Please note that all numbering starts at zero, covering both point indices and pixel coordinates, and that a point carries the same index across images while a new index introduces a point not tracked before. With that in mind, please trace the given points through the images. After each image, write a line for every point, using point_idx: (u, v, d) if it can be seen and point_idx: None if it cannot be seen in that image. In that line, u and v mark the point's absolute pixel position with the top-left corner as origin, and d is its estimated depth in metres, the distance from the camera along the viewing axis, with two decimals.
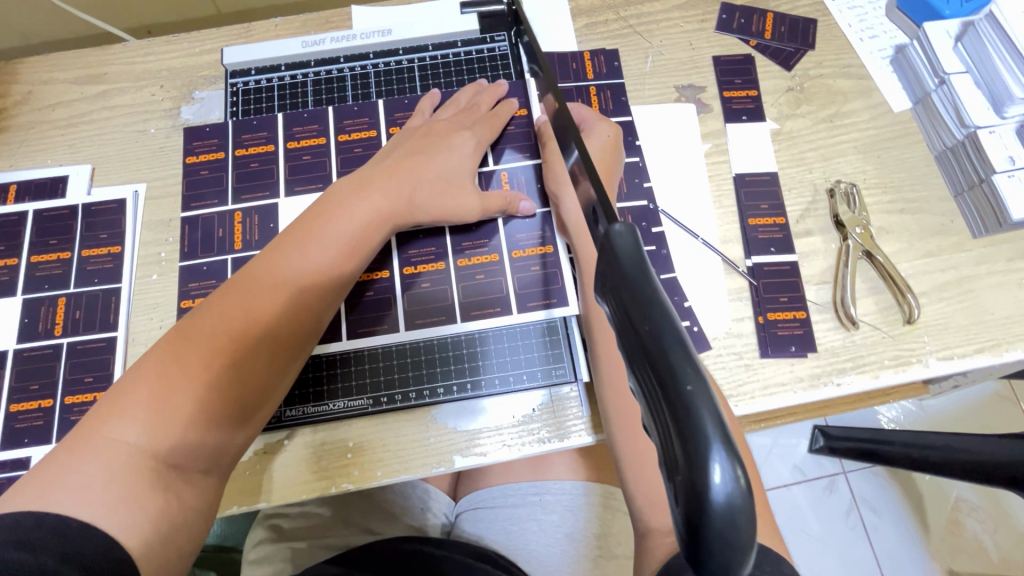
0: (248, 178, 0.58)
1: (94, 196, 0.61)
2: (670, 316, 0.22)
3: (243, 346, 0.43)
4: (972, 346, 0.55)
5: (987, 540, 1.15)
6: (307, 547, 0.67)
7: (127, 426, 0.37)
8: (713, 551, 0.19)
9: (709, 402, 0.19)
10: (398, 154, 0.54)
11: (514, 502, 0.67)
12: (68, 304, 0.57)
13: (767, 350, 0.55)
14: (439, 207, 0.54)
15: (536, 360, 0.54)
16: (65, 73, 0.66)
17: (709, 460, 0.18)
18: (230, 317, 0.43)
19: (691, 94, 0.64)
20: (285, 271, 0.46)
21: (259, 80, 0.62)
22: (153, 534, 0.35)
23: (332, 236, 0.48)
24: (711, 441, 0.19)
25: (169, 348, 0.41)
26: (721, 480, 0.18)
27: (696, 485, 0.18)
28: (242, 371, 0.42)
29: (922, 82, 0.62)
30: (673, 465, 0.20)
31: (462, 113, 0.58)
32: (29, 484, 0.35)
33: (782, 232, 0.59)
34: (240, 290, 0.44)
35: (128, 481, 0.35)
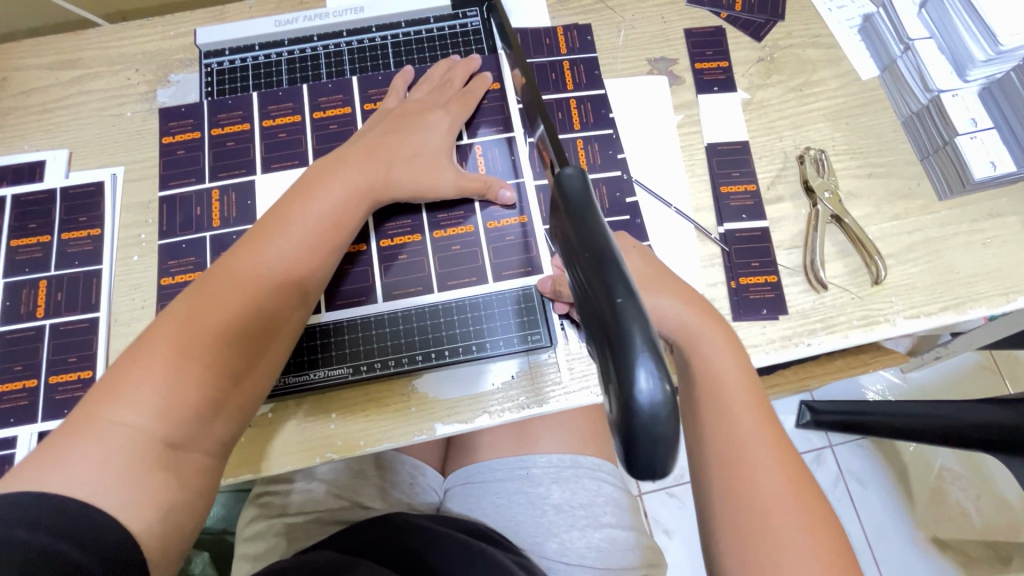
0: (225, 157, 0.59)
1: (72, 179, 0.61)
2: (614, 256, 0.25)
3: (237, 326, 0.43)
4: (938, 305, 0.56)
5: (970, 507, 1.18)
6: (301, 522, 0.68)
7: (127, 410, 0.37)
8: (641, 444, 0.23)
9: (643, 326, 0.23)
10: (374, 133, 0.54)
11: (501, 477, 0.68)
12: (49, 286, 0.57)
13: (739, 313, 0.56)
14: (418, 181, 0.54)
15: (512, 327, 0.55)
16: (40, 58, 0.66)
17: (638, 371, 0.23)
18: (222, 299, 0.43)
19: (662, 66, 0.65)
20: (271, 249, 0.46)
21: (233, 60, 0.62)
22: (155, 513, 0.36)
23: (315, 213, 0.48)
24: (639, 354, 0.23)
25: (158, 332, 0.41)
26: (647, 386, 0.23)
27: (627, 390, 0.23)
28: (237, 350, 0.43)
29: (888, 49, 0.63)
30: (609, 378, 0.24)
31: (435, 90, 0.59)
32: (33, 462, 0.36)
33: (753, 199, 0.60)
34: (228, 271, 0.44)
35: (132, 460, 0.36)
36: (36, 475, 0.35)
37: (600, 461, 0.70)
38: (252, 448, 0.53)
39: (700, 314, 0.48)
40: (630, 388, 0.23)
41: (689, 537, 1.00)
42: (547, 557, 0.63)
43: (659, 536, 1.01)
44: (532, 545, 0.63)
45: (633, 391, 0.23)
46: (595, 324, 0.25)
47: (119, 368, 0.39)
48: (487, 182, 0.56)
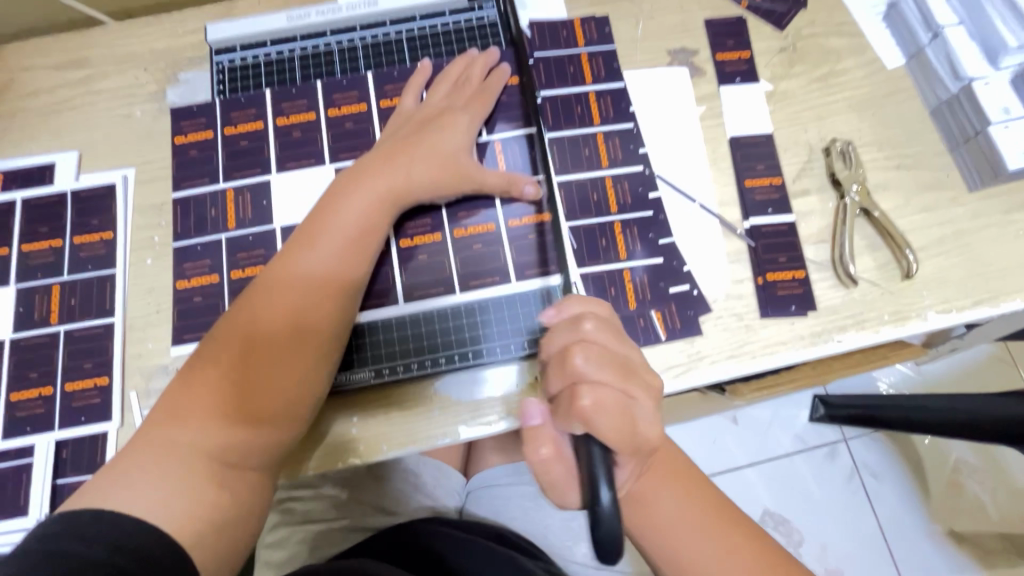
0: (239, 156, 0.58)
1: (82, 182, 0.60)
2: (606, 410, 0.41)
3: (270, 346, 0.46)
4: (970, 299, 0.55)
5: (987, 499, 1.17)
6: (326, 530, 0.68)
7: (183, 426, 0.44)
8: (602, 540, 0.38)
9: (603, 466, 0.40)
10: (396, 140, 0.53)
11: (529, 481, 0.68)
12: (62, 291, 0.56)
13: (767, 310, 0.55)
14: (440, 183, 0.53)
15: (537, 327, 0.54)
16: (46, 59, 0.65)
17: (599, 487, 0.39)
18: (254, 321, 0.47)
19: (683, 58, 0.64)
20: (299, 269, 0.48)
21: (244, 57, 0.61)
22: (205, 525, 0.42)
23: (335, 225, 0.49)
24: (600, 481, 0.39)
25: (203, 353, 0.46)
26: (604, 497, 0.38)
27: (595, 506, 0.38)
28: (267, 367, 0.46)
29: (916, 37, 0.61)
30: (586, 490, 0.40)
31: (455, 88, 0.57)
32: (103, 477, 0.42)
33: (778, 192, 0.59)
34: (262, 294, 0.47)
35: (182, 476, 0.42)
36: (106, 489, 0.41)
37: None
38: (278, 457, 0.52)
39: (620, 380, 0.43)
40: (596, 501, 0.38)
41: None
42: (579, 559, 0.65)
43: None
44: (564, 549, 0.66)
45: (598, 504, 0.38)
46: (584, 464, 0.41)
47: (177, 390, 0.45)
48: (509, 181, 0.54)
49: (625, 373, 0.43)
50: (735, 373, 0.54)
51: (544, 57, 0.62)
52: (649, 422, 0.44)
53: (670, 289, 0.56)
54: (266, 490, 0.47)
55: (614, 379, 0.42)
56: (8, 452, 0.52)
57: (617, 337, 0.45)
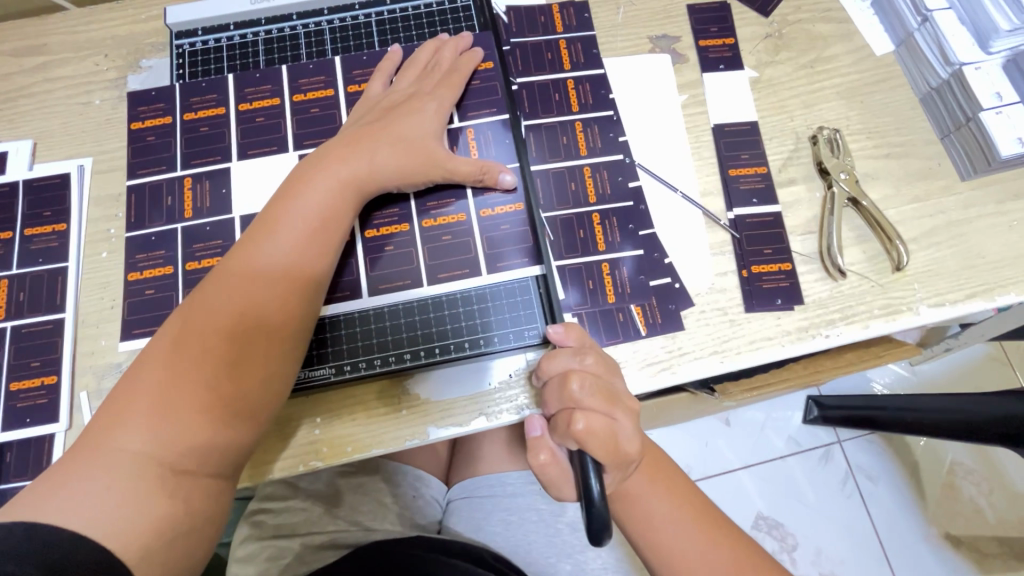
0: (199, 143, 0.55)
1: (36, 171, 0.57)
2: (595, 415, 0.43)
3: (234, 339, 0.43)
4: (963, 292, 0.53)
5: (984, 503, 1.15)
6: (295, 547, 0.63)
7: (132, 426, 0.40)
8: (591, 529, 0.40)
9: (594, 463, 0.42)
10: (363, 126, 0.51)
11: (512, 491, 0.65)
12: (11, 285, 0.53)
13: (752, 304, 0.53)
14: (407, 168, 0.50)
15: (509, 321, 0.51)
16: (2, 45, 0.62)
17: (591, 482, 0.41)
18: (217, 312, 0.44)
19: (664, 44, 0.62)
20: (259, 260, 0.45)
21: (206, 41, 0.58)
22: (154, 542, 0.39)
23: (303, 211, 0.47)
24: (592, 477, 0.41)
25: (155, 351, 0.43)
26: (595, 491, 0.40)
27: (587, 499, 0.40)
28: (229, 360, 0.43)
29: (904, 22, 0.59)
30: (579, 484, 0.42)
31: (424, 74, 0.55)
32: (39, 487, 0.39)
33: (763, 182, 0.57)
34: (219, 288, 0.44)
35: (128, 485, 0.39)
36: (41, 500, 0.38)
37: None
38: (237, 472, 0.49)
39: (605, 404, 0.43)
40: (588, 496, 0.40)
41: None
42: None
43: None
44: (544, 566, 0.61)
45: (590, 499, 0.40)
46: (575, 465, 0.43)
47: (124, 389, 0.42)
48: (480, 167, 0.52)
49: (614, 398, 0.44)
50: (719, 370, 0.51)
51: (521, 43, 0.60)
52: (636, 441, 0.44)
53: (651, 283, 0.53)
54: (223, 501, 0.44)
55: (604, 405, 0.43)
56: None
57: (609, 366, 0.46)
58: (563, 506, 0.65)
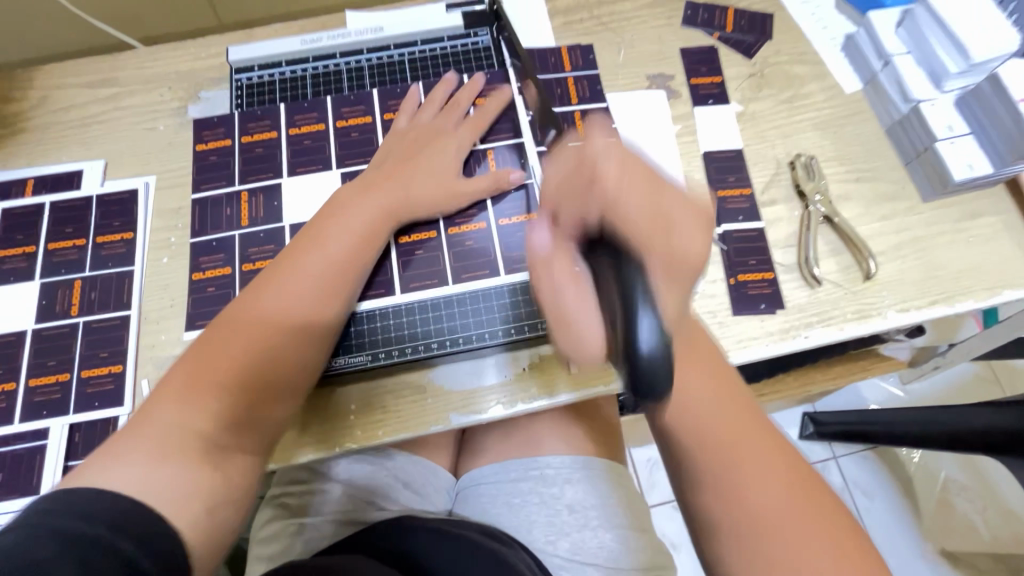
0: (254, 162, 0.63)
1: (107, 187, 0.65)
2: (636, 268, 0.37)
3: (282, 329, 0.50)
4: (927, 299, 0.60)
5: (978, 520, 1.18)
6: (316, 523, 0.70)
7: (190, 398, 0.45)
8: (642, 368, 0.36)
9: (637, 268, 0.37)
10: (393, 159, 0.59)
11: (515, 477, 0.73)
12: (84, 286, 0.60)
13: (739, 308, 0.59)
14: (432, 195, 0.59)
15: (523, 315, 0.58)
16: (79, 78, 0.71)
17: (640, 316, 0.36)
18: (265, 309, 0.50)
19: (660, 82, 0.70)
20: (304, 267, 0.52)
21: (261, 75, 0.67)
22: (201, 508, 0.42)
23: (344, 225, 0.55)
24: (643, 307, 0.36)
25: (207, 341, 0.48)
26: (646, 333, 0.36)
27: (632, 335, 0.37)
28: (278, 346, 0.49)
29: (869, 64, 0.68)
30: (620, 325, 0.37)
31: (444, 111, 0.64)
32: (93, 462, 0.41)
33: (748, 202, 0.64)
34: (267, 291, 0.51)
35: (182, 455, 0.42)
36: (98, 469, 0.40)
37: (608, 462, 0.75)
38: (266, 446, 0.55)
39: (642, 220, 0.39)
40: (634, 329, 0.36)
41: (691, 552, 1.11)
42: (559, 555, 0.66)
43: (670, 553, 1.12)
44: (545, 544, 0.67)
45: (636, 333, 0.36)
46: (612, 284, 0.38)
47: (179, 371, 0.46)
48: (494, 183, 0.60)
49: (654, 186, 0.41)
50: None
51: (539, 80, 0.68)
52: (699, 245, 0.41)
53: None
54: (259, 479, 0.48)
55: (642, 220, 0.39)
56: (24, 435, 0.55)
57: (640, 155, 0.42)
58: (564, 489, 0.71)
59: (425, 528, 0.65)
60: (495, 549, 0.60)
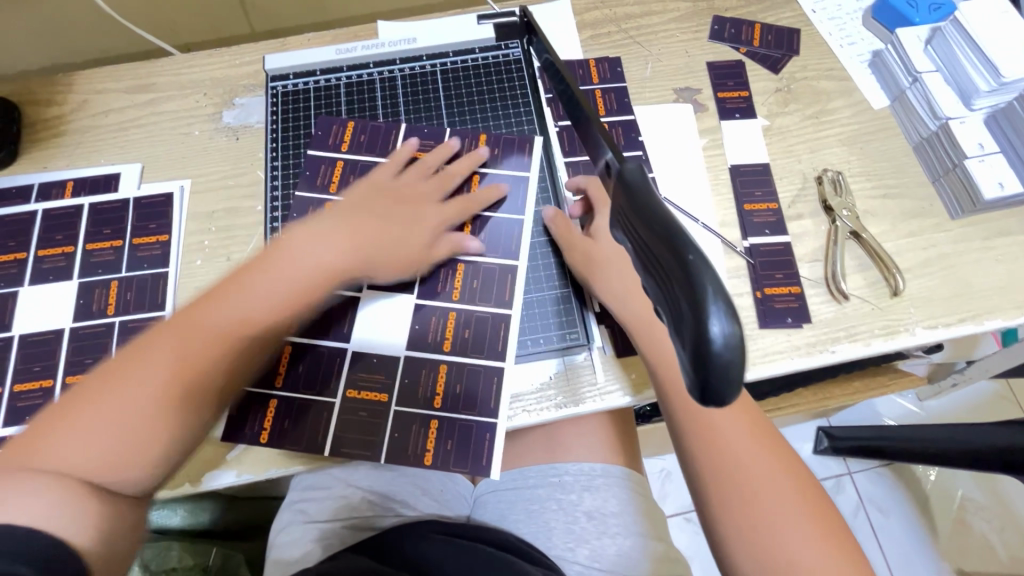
0: (313, 197, 0.64)
1: (144, 190, 0.66)
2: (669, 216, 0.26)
3: (182, 379, 0.47)
4: (954, 316, 0.59)
5: (995, 539, 1.17)
6: (338, 528, 0.71)
7: (100, 419, 0.43)
8: (711, 373, 0.22)
9: (695, 250, 0.24)
10: (368, 211, 0.58)
11: (533, 484, 0.73)
12: (120, 286, 0.62)
13: (766, 321, 0.60)
14: (401, 257, 0.57)
15: (552, 325, 0.59)
16: (118, 83, 0.73)
17: (709, 312, 0.22)
18: (191, 347, 0.48)
19: (687, 95, 0.71)
20: (243, 309, 0.50)
21: (297, 84, 0.69)
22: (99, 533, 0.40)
23: (296, 255, 0.53)
24: (711, 298, 0.23)
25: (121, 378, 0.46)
26: (718, 329, 0.22)
27: (699, 335, 0.22)
28: (205, 367, 0.48)
29: (897, 81, 0.68)
30: (681, 317, 0.23)
31: (417, 167, 0.62)
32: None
33: (775, 216, 0.64)
34: (189, 333, 0.48)
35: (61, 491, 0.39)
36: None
37: (628, 470, 0.74)
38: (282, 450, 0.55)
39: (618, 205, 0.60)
40: (702, 327, 0.22)
41: (706, 564, 1.10)
42: (578, 563, 0.67)
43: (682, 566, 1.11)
44: (563, 551, 0.68)
45: (704, 331, 0.22)
46: (661, 268, 0.25)
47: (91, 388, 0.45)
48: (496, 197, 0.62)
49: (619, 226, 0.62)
50: None
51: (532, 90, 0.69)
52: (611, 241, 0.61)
53: None
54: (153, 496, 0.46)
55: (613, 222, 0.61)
56: None
57: None
58: (583, 498, 0.71)
59: (442, 538, 0.66)
60: (508, 560, 0.61)
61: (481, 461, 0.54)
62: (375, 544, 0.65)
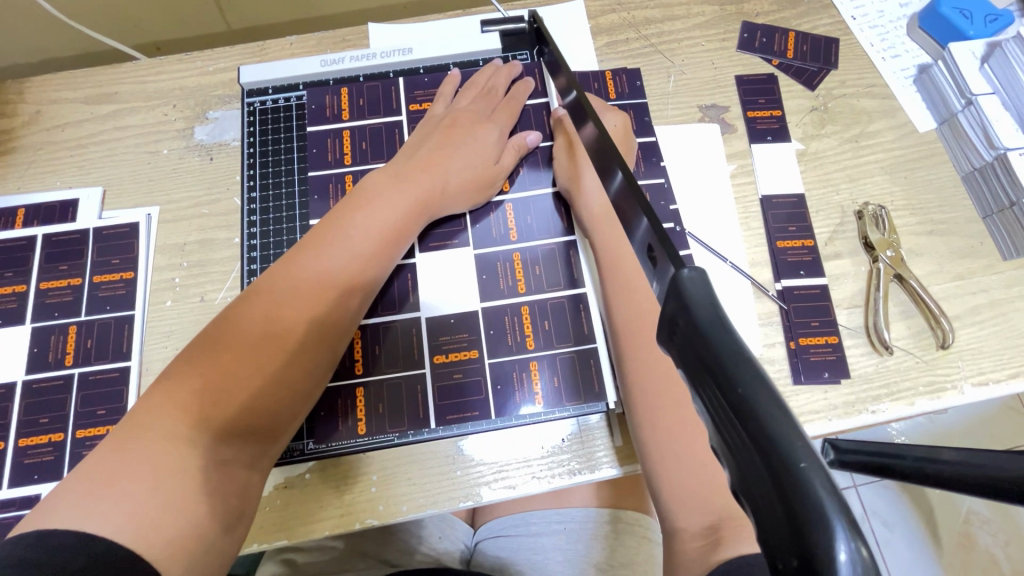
0: (324, 176, 0.59)
1: (105, 219, 0.59)
2: (759, 371, 0.20)
3: (276, 349, 0.44)
4: (1006, 371, 0.54)
5: (1000, 553, 1.14)
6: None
7: (177, 407, 0.40)
8: None
9: (808, 449, 0.18)
10: (426, 148, 0.55)
11: (536, 531, 0.68)
12: (79, 332, 0.55)
13: (799, 377, 0.54)
14: (473, 181, 0.55)
15: (563, 378, 0.53)
16: (74, 92, 0.64)
17: (831, 541, 0.17)
18: (284, 303, 0.45)
19: (714, 114, 0.64)
20: (330, 261, 0.47)
21: (276, 100, 0.62)
22: (194, 545, 0.36)
23: (380, 208, 0.50)
24: (832, 520, 0.17)
25: (208, 345, 0.43)
26: (845, 567, 0.17)
27: (814, 565, 0.17)
28: (297, 325, 0.45)
29: (948, 103, 0.61)
30: (783, 535, 0.18)
31: (481, 96, 0.59)
32: (69, 497, 0.35)
33: (811, 254, 0.58)
34: (278, 294, 0.45)
35: (169, 493, 0.37)
36: (68, 516, 0.34)
37: (638, 515, 0.69)
38: (314, 486, 0.51)
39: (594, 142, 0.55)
40: (822, 565, 0.17)
41: None
42: None
43: None
44: None
45: (825, 569, 0.17)
46: (743, 442, 0.19)
47: (157, 392, 0.41)
48: (530, 89, 0.60)
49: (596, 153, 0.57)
50: None
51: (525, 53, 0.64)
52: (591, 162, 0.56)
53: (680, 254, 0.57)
54: (250, 508, 0.43)
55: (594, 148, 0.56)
56: (11, 501, 0.50)
57: (621, 131, 0.58)
58: (590, 547, 0.65)
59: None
60: None
61: (595, 387, 0.52)
62: None
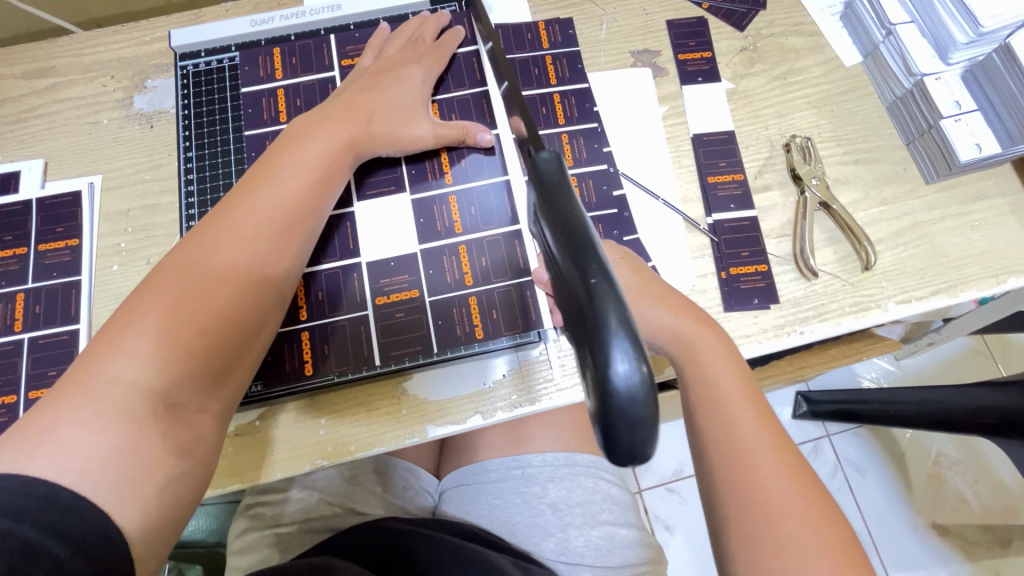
0: (261, 133, 0.60)
1: (47, 190, 0.60)
2: (587, 236, 0.25)
3: (221, 285, 0.45)
4: (928, 289, 0.56)
5: (968, 492, 1.16)
6: (292, 532, 0.67)
7: (121, 347, 0.41)
8: (617, 423, 0.23)
9: (608, 290, 0.23)
10: (354, 93, 0.56)
11: (496, 477, 0.69)
12: (26, 298, 0.56)
13: (731, 304, 0.56)
14: (404, 125, 0.56)
15: (502, 317, 0.54)
16: (11, 68, 0.64)
17: (614, 355, 0.22)
18: (225, 244, 0.46)
19: (645, 58, 0.65)
20: (268, 203, 0.49)
21: (209, 62, 0.62)
22: (147, 484, 0.38)
23: (314, 152, 0.51)
24: (618, 342, 0.23)
25: (151, 288, 0.44)
26: (622, 372, 0.22)
27: (602, 374, 0.23)
28: (240, 263, 0.46)
29: (870, 35, 0.63)
30: (585, 360, 0.24)
31: (408, 45, 0.60)
32: (16, 442, 0.37)
33: (740, 188, 0.60)
34: (218, 236, 0.47)
35: (121, 431, 0.38)
36: (11, 458, 0.36)
37: (593, 458, 0.71)
38: (265, 433, 0.52)
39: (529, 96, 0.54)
40: (606, 372, 0.22)
41: (688, 531, 1.06)
42: (544, 556, 0.64)
43: (661, 533, 1.06)
44: (529, 545, 0.64)
45: (608, 376, 0.22)
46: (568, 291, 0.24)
47: (102, 334, 0.42)
48: (459, 37, 0.61)
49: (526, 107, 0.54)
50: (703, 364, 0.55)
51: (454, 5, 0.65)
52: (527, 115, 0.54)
53: (613, 193, 0.59)
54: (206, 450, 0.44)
55: None
56: None
57: None
58: (547, 488, 0.67)
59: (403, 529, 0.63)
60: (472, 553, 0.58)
61: (532, 318, 0.54)
62: (328, 542, 0.63)
